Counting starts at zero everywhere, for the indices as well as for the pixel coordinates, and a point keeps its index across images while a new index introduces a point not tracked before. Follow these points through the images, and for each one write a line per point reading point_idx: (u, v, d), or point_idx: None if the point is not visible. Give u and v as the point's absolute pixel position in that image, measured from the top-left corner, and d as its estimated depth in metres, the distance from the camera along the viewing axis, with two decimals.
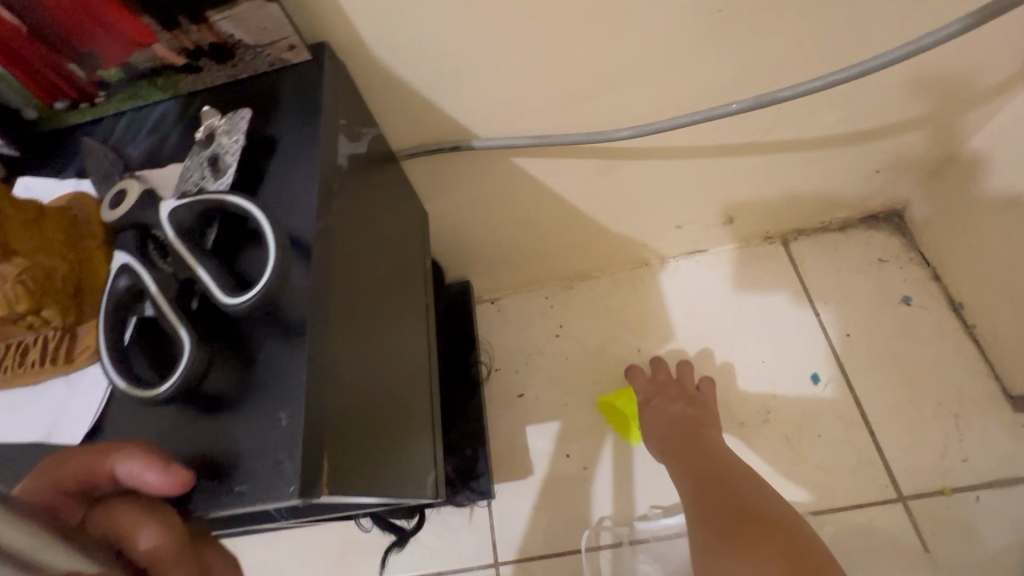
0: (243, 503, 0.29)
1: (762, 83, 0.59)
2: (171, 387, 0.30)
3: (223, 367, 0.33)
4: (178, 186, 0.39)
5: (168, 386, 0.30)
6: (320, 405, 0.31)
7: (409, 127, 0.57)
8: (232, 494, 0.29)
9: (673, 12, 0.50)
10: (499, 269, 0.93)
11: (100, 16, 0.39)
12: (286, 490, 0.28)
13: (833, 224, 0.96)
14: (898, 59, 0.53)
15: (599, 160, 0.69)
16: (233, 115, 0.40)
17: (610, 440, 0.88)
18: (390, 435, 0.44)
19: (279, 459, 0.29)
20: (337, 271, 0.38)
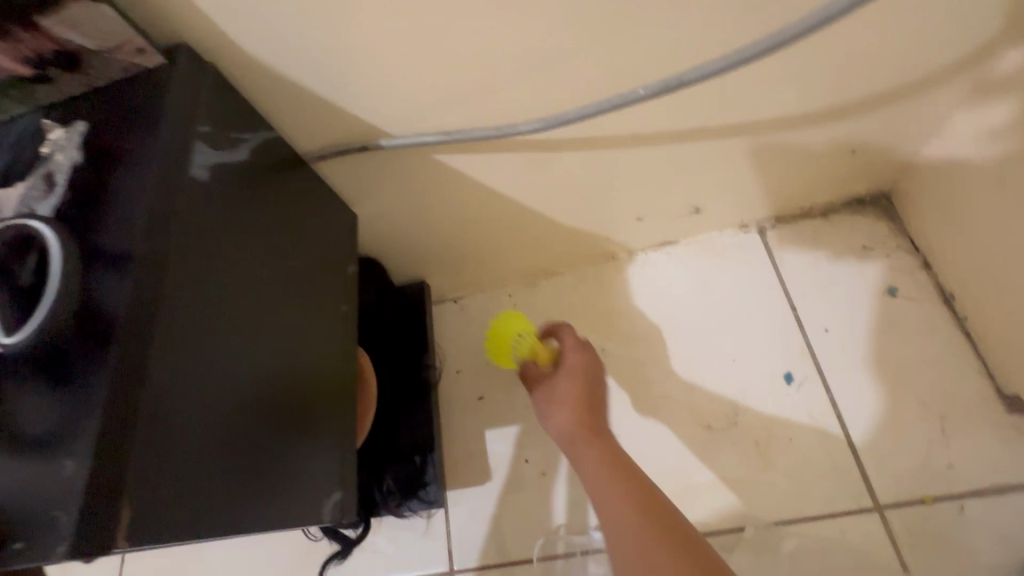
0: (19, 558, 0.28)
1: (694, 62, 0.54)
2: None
3: (28, 409, 0.31)
4: (13, 209, 0.37)
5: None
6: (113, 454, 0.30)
7: (310, 128, 0.54)
8: (10, 547, 0.28)
9: None
10: (454, 268, 0.89)
11: None
12: (53, 549, 0.27)
13: (815, 210, 0.89)
14: (840, 9, 0.47)
15: (532, 154, 0.64)
16: (71, 129, 0.38)
17: None
18: (265, 464, 0.42)
19: (53, 514, 0.28)
20: (175, 297, 0.35)
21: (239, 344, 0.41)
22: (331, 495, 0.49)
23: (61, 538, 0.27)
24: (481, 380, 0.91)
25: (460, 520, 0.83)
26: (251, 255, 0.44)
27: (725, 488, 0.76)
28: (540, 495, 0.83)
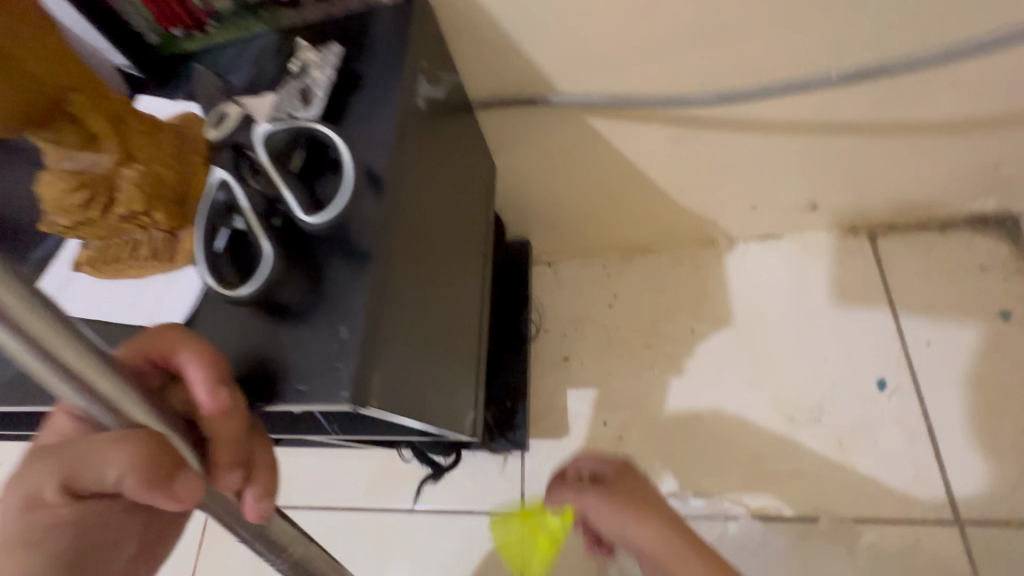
0: (301, 400, 0.33)
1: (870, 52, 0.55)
2: (255, 290, 0.36)
3: (295, 281, 0.36)
4: (271, 114, 0.42)
5: (249, 289, 0.36)
6: (377, 326, 0.35)
7: (487, 74, 0.58)
8: (293, 390, 0.33)
9: None
10: (559, 231, 0.93)
11: None
12: (339, 394, 0.32)
13: (933, 223, 0.87)
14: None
15: (677, 127, 0.66)
16: (326, 51, 0.43)
17: (650, 414, 0.87)
18: (439, 371, 0.47)
19: (336, 367, 0.33)
20: (407, 207, 0.40)
21: (431, 265, 0.46)
22: (468, 414, 0.55)
23: (345, 386, 0.32)
24: (568, 341, 0.95)
25: (534, 467, 0.88)
26: (439, 187, 0.49)
27: (802, 478, 0.78)
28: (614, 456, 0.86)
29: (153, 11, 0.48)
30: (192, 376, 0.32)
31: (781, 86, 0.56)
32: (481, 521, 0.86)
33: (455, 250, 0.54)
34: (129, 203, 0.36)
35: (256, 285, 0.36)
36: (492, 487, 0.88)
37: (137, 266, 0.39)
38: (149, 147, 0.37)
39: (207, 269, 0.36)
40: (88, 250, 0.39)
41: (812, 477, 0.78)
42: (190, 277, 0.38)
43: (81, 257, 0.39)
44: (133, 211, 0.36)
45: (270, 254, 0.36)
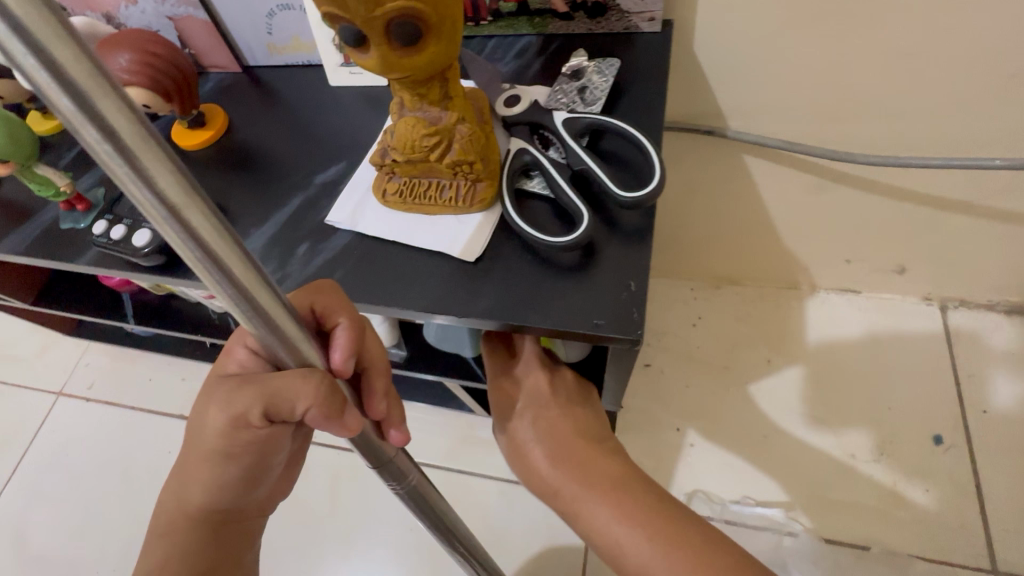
0: (598, 332, 0.41)
1: (1009, 145, 0.65)
2: (573, 241, 0.43)
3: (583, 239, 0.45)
4: (551, 102, 0.51)
5: (570, 240, 0.43)
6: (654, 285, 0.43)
7: (678, 103, 0.68)
8: (592, 323, 0.41)
9: (954, 61, 0.59)
10: (662, 250, 1.02)
11: None
12: (635, 330, 0.40)
13: (1000, 305, 0.97)
14: None
15: (816, 177, 0.76)
16: (602, 61, 0.52)
17: (720, 428, 0.96)
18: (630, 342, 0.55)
19: (629, 310, 0.41)
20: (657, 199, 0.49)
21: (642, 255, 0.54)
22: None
23: (639, 325, 0.41)
24: (650, 350, 1.04)
25: None
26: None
27: (856, 509, 0.86)
28: (683, 461, 0.94)
29: None
30: (339, 339, 0.41)
31: (927, 161, 0.67)
32: None
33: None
34: (460, 153, 0.45)
35: (579, 236, 0.43)
36: None
37: (439, 203, 0.47)
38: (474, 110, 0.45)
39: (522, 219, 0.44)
40: (395, 183, 0.48)
41: (865, 508, 0.87)
42: (482, 221, 0.47)
43: (387, 188, 0.48)
44: (459, 159, 0.45)
45: (586, 215, 0.43)
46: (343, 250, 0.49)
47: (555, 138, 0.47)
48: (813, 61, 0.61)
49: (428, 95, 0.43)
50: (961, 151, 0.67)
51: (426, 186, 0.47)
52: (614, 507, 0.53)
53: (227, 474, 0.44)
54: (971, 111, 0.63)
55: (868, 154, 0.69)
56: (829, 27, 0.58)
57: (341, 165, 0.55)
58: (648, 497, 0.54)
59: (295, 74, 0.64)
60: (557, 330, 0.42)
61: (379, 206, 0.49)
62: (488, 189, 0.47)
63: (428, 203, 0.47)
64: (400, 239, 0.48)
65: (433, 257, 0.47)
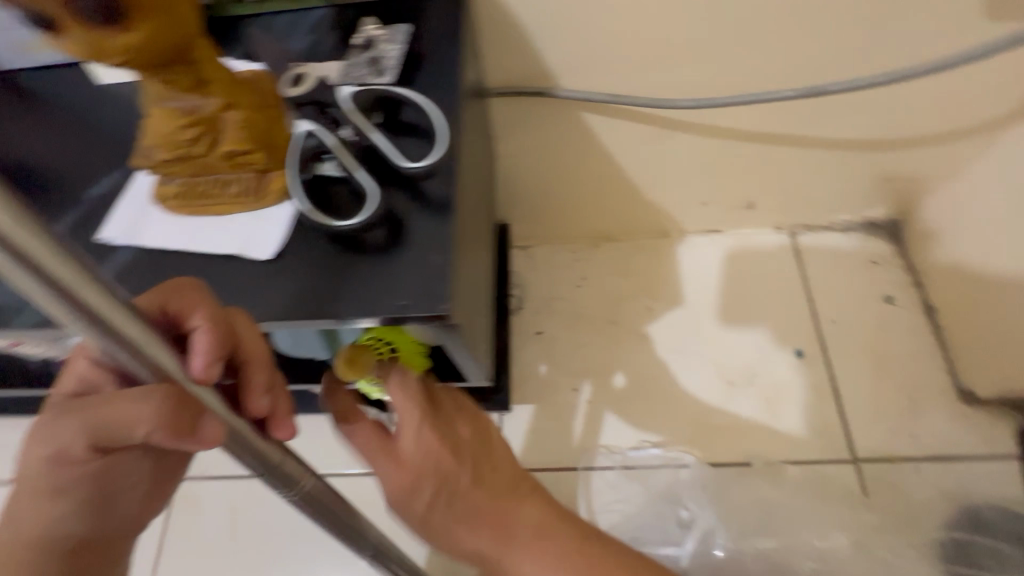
0: (404, 312, 0.39)
1: (810, 76, 0.70)
2: (363, 223, 0.41)
3: (382, 219, 0.42)
4: (341, 79, 0.47)
5: (358, 221, 0.41)
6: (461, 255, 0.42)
7: (502, 66, 0.67)
8: (398, 304, 0.39)
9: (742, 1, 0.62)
10: (536, 217, 1.02)
11: None
12: (441, 304, 0.39)
13: (837, 225, 1.07)
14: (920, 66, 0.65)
15: (653, 127, 0.79)
16: (391, 28, 0.49)
17: (613, 380, 0.99)
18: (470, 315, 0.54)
19: (434, 284, 0.40)
20: (465, 166, 0.48)
21: (470, 233, 0.53)
22: (483, 355, 0.63)
23: (444, 298, 0.39)
24: (541, 317, 1.05)
25: (512, 429, 0.96)
26: (472, 165, 0.57)
27: (738, 430, 0.93)
28: (583, 418, 0.97)
29: None
30: (198, 343, 0.33)
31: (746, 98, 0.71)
32: None
33: (478, 226, 0.62)
34: (235, 143, 0.40)
35: (367, 216, 0.41)
36: None
37: (227, 202, 0.43)
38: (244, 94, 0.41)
39: (309, 206, 0.42)
40: (175, 186, 0.43)
41: (746, 429, 0.94)
42: (274, 216, 0.43)
43: (166, 192, 0.43)
44: (235, 150, 0.41)
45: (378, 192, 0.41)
46: (125, 267, 0.43)
47: (343, 115, 0.44)
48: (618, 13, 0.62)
49: (176, 83, 0.38)
50: (769, 86, 0.72)
51: (209, 184, 0.43)
52: (542, 559, 0.50)
53: (58, 508, 0.40)
54: (772, 47, 0.67)
55: (693, 97, 0.72)
56: None
57: (120, 172, 0.48)
58: (571, 536, 0.52)
59: (59, 73, 0.55)
60: (362, 318, 0.40)
61: (161, 213, 0.44)
62: (278, 179, 0.43)
63: (214, 203, 0.43)
64: (185, 247, 0.43)
65: (227, 261, 0.42)
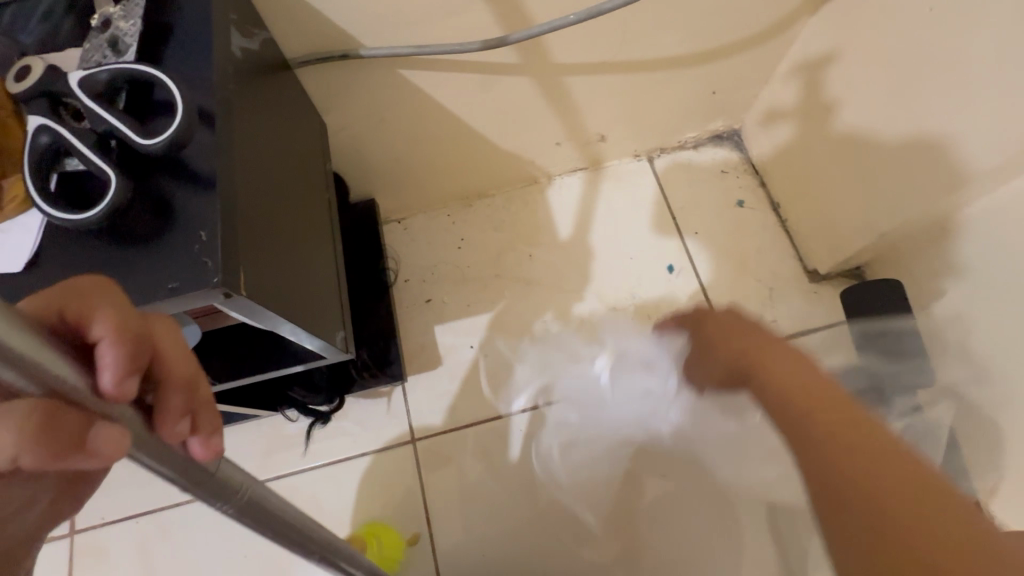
0: (176, 297, 0.38)
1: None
2: (105, 211, 0.39)
3: (142, 206, 0.40)
4: (80, 66, 0.44)
5: (101, 209, 0.39)
6: (234, 229, 0.41)
7: (298, 34, 0.64)
8: (167, 289, 0.38)
9: None
10: (400, 187, 1.01)
11: None
12: (212, 282, 0.38)
13: (688, 143, 1.13)
14: None
15: (479, 75, 0.79)
16: (127, 3, 0.46)
17: (507, 330, 1.02)
18: (298, 288, 0.54)
19: (204, 263, 0.39)
20: (241, 138, 0.46)
21: (276, 213, 0.52)
22: (336, 335, 0.62)
23: (214, 274, 0.38)
24: (428, 285, 1.05)
25: (417, 398, 0.97)
26: (273, 143, 0.55)
27: None
28: (484, 373, 0.99)
29: None
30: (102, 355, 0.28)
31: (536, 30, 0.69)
32: (377, 456, 0.94)
33: (301, 209, 0.60)
34: None
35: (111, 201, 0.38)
36: (382, 425, 0.96)
37: None
38: None
39: (48, 203, 0.39)
40: None
41: None
42: (22, 224, 0.41)
43: None
44: None
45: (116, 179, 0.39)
46: None
47: (77, 105, 0.41)
48: None
49: None
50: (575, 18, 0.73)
51: None
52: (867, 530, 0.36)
53: None
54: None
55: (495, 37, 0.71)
56: None
57: None
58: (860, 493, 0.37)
59: None
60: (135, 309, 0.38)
61: None
62: (18, 185, 0.42)
63: None
64: None
65: None
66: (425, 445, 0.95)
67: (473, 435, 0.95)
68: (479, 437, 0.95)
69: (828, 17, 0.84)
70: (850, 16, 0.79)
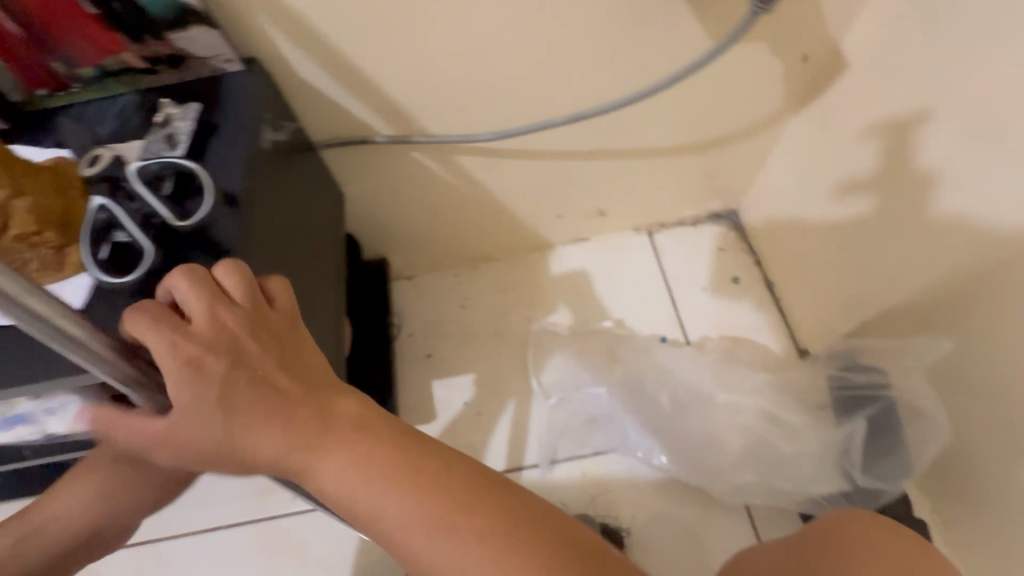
0: None
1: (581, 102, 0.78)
2: (140, 277, 0.48)
3: None
4: (140, 153, 0.54)
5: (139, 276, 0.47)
6: None
7: (324, 123, 0.75)
8: None
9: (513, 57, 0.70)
10: (414, 250, 1.11)
11: (89, 33, 0.54)
12: None
13: (687, 220, 1.19)
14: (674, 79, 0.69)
15: (483, 156, 0.89)
16: (185, 107, 0.57)
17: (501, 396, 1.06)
18: None
19: None
20: (256, 225, 0.53)
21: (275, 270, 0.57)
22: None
23: None
24: (431, 340, 1.12)
25: None
26: (281, 208, 0.61)
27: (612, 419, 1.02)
28: (474, 428, 1.05)
29: (16, 75, 0.57)
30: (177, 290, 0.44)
31: (524, 128, 0.77)
32: None
33: (303, 268, 0.65)
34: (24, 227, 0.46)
35: (135, 277, 0.47)
36: None
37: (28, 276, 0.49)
38: (22, 182, 0.47)
39: (101, 269, 0.48)
40: None
41: None
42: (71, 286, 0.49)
43: None
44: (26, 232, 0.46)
45: (151, 250, 0.48)
46: None
47: (131, 190, 0.50)
48: (413, 72, 0.69)
49: None
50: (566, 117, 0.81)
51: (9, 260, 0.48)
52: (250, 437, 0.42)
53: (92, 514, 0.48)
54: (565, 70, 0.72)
55: (490, 129, 0.79)
56: (406, 42, 0.66)
57: None
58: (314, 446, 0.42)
59: None
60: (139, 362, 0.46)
61: None
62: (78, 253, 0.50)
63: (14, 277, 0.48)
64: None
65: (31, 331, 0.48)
66: None
67: None
68: None
69: (812, 108, 0.87)
70: (832, 111, 0.82)
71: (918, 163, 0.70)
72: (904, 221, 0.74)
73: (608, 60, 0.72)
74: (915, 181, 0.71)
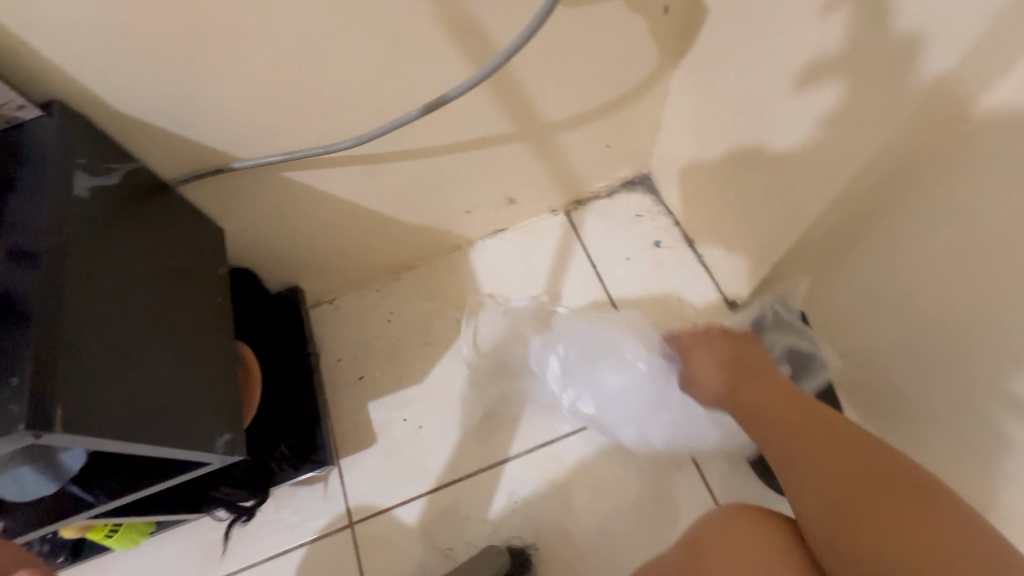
0: None
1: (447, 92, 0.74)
2: None
3: None
4: None
5: None
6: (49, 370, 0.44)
7: (172, 158, 0.69)
8: None
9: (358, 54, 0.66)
10: (325, 272, 1.05)
11: None
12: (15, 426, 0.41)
13: (602, 192, 1.16)
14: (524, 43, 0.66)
15: (365, 164, 0.84)
16: None
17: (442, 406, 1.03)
18: (171, 407, 0.56)
19: (8, 406, 0.41)
20: (73, 284, 0.49)
21: (109, 336, 0.51)
22: (219, 437, 0.62)
23: (20, 419, 0.41)
24: (361, 362, 1.08)
25: (356, 473, 1.00)
26: (112, 262, 0.55)
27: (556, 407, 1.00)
28: (419, 444, 1.01)
29: None
30: None
31: (389, 126, 0.74)
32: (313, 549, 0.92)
33: (160, 319, 0.59)
34: None
35: None
36: (320, 512, 0.97)
37: None
38: None
39: None
40: None
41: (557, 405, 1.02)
42: None
43: None
44: None
45: None
46: None
47: None
48: (252, 87, 0.65)
49: None
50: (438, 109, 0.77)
51: None
52: None
53: None
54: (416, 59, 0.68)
55: (353, 135, 0.75)
56: (231, 56, 0.61)
57: None
58: None
59: None
60: None
61: None
62: None
63: None
64: None
65: None
66: (363, 526, 0.96)
67: (411, 511, 0.96)
68: (416, 512, 0.96)
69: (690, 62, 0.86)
70: None
71: (791, 96, 0.68)
72: (792, 155, 0.74)
73: (460, 43, 0.69)
74: (793, 114, 0.69)
